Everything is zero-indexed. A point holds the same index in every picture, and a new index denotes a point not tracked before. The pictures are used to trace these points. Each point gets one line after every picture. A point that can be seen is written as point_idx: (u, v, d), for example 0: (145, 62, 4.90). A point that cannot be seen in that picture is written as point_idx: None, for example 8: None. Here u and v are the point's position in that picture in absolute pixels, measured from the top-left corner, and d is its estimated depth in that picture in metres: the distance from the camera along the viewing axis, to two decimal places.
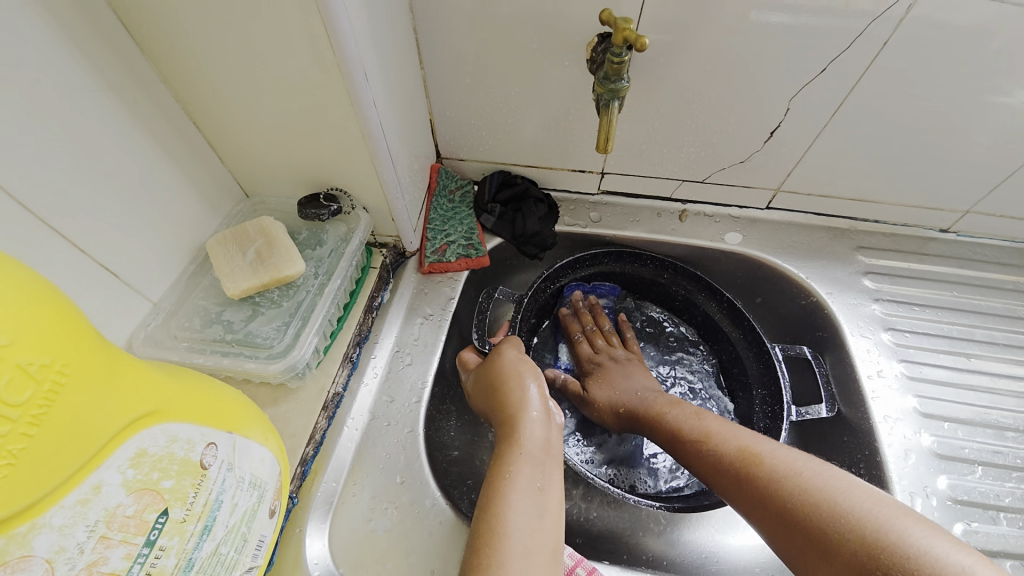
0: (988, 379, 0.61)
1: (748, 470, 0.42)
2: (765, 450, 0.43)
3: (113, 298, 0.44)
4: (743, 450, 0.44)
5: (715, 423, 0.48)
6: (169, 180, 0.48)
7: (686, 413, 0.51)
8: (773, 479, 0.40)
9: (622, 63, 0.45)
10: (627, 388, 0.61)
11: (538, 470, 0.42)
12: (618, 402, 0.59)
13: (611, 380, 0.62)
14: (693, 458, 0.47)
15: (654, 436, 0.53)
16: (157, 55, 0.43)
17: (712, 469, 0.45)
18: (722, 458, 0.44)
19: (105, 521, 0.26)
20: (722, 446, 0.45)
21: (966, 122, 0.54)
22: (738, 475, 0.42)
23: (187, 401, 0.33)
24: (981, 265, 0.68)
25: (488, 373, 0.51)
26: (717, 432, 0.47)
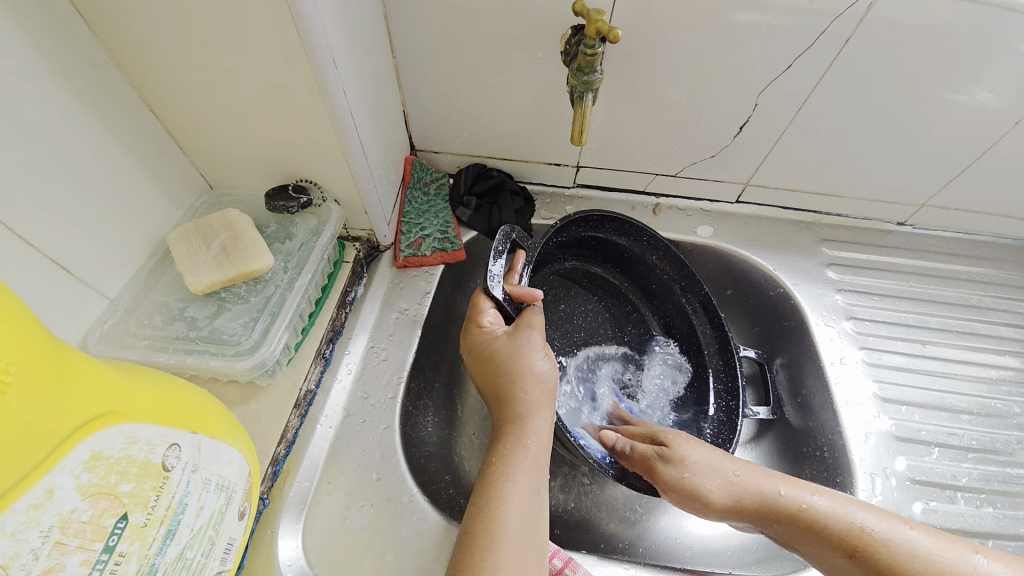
0: (942, 364, 0.65)
1: (859, 539, 0.41)
2: (858, 510, 0.42)
3: (64, 295, 0.41)
4: (836, 515, 0.42)
5: (778, 484, 0.46)
6: (125, 170, 0.46)
7: (744, 473, 0.47)
8: (883, 548, 0.40)
9: (595, 55, 0.45)
10: (703, 455, 0.49)
11: (537, 472, 0.41)
12: (712, 482, 0.47)
13: (679, 450, 0.49)
14: (772, 525, 0.45)
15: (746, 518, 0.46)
16: (110, 38, 0.41)
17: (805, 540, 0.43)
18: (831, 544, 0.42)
19: (60, 527, 0.25)
20: (812, 514, 0.43)
21: (922, 118, 0.57)
22: (837, 546, 0.41)
23: (147, 401, 0.31)
24: (937, 256, 0.71)
25: (494, 357, 0.45)
26: (802, 492, 0.45)
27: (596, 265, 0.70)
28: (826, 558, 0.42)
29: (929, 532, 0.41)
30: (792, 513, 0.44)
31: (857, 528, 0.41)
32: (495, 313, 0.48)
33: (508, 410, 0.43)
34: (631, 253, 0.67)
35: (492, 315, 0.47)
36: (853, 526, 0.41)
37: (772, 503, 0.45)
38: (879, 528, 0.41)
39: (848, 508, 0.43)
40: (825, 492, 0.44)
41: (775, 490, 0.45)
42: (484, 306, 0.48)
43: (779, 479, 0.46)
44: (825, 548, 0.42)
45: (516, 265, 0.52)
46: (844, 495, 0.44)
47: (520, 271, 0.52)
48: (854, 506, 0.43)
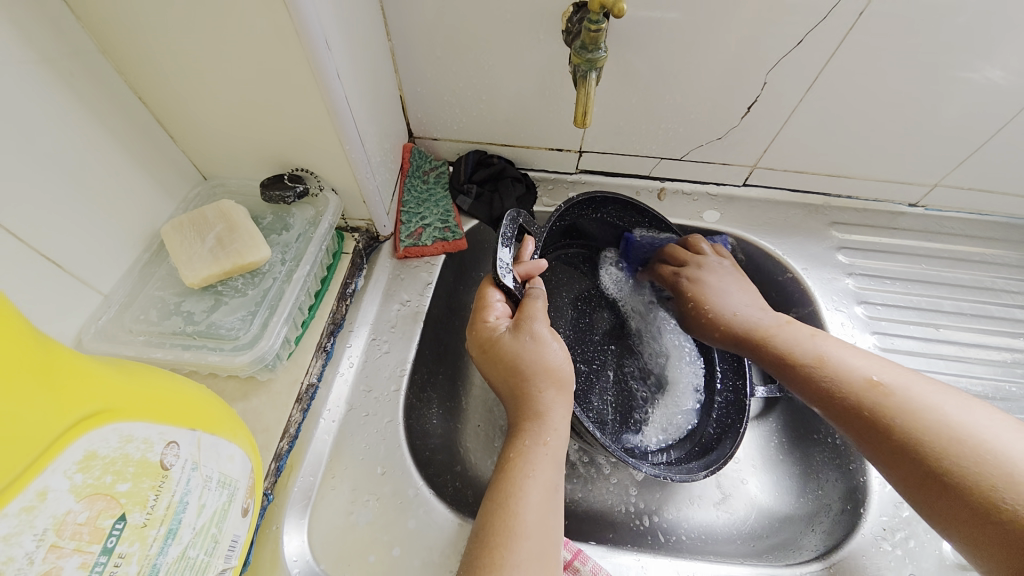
0: (956, 348, 0.63)
1: (854, 389, 0.44)
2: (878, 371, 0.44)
3: (56, 292, 0.40)
4: (838, 365, 0.46)
5: (820, 346, 0.48)
6: (115, 162, 0.45)
7: (783, 338, 0.51)
8: (862, 393, 0.43)
9: (599, 32, 0.44)
10: (739, 295, 0.57)
11: (556, 469, 0.40)
12: (725, 312, 0.56)
13: (713, 284, 0.58)
14: (805, 386, 0.47)
15: (758, 359, 0.52)
16: (95, 24, 0.39)
17: (800, 376, 0.48)
18: (818, 376, 0.46)
19: (54, 530, 0.24)
20: (863, 386, 0.43)
21: (938, 94, 0.55)
22: (843, 400, 0.44)
23: (145, 400, 0.30)
24: (948, 238, 0.70)
25: (504, 355, 0.44)
26: (866, 362, 0.45)
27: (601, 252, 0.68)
28: (831, 407, 0.45)
29: (924, 381, 0.42)
30: (805, 355, 0.48)
31: (892, 392, 0.42)
32: (502, 306, 0.47)
33: (525, 408, 0.42)
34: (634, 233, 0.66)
35: (498, 308, 0.47)
36: (914, 404, 0.41)
37: (770, 341, 0.51)
38: (933, 397, 0.41)
39: (916, 382, 0.42)
40: (867, 357, 0.46)
41: (829, 356, 0.47)
42: (492, 297, 0.47)
43: (828, 338, 0.49)
44: (852, 409, 0.43)
45: (525, 251, 0.51)
46: (925, 378, 0.43)
47: (529, 255, 0.51)
48: (904, 374, 0.44)
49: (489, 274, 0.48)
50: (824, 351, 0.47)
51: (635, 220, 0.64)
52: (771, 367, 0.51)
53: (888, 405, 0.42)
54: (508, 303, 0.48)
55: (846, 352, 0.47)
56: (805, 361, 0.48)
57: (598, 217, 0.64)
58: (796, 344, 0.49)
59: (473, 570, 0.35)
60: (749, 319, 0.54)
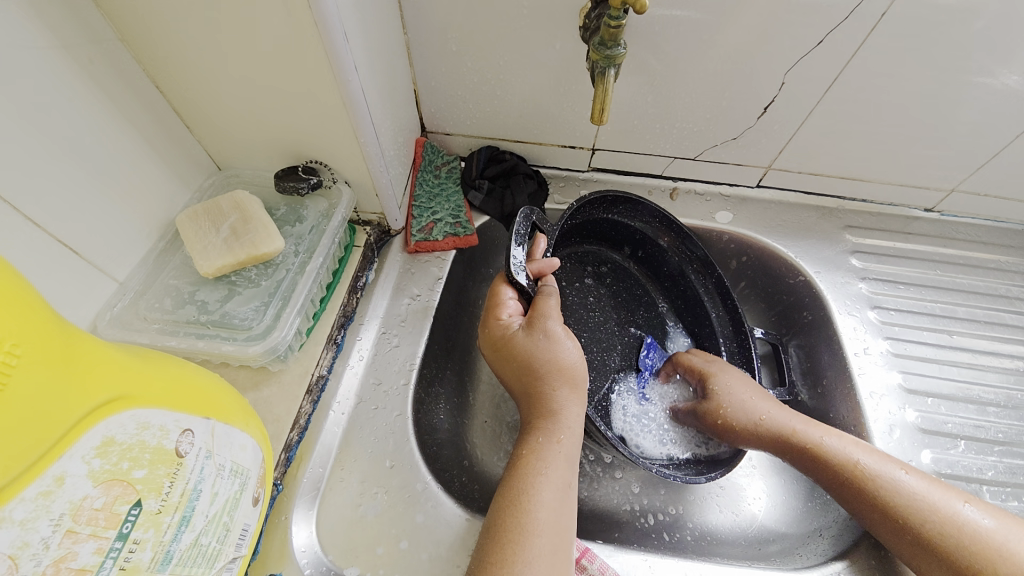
0: (969, 355, 0.63)
1: (884, 489, 0.45)
2: (891, 467, 0.46)
3: (72, 278, 0.41)
4: (840, 452, 0.47)
5: (841, 442, 0.48)
6: (132, 150, 0.45)
7: (800, 428, 0.50)
8: (899, 496, 0.44)
9: (619, 28, 0.43)
10: (744, 387, 0.55)
11: (568, 467, 0.41)
12: (752, 415, 0.53)
13: (730, 386, 0.55)
14: (819, 471, 0.48)
15: (778, 450, 0.51)
16: (114, 11, 0.39)
17: (829, 475, 0.47)
18: (840, 471, 0.47)
19: (70, 515, 0.24)
20: (876, 475, 0.45)
21: (960, 99, 0.54)
22: (861, 489, 0.45)
23: (161, 387, 0.30)
24: (963, 244, 0.69)
25: (517, 353, 0.44)
26: (889, 465, 0.46)
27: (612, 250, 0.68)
28: (862, 508, 0.46)
29: (937, 485, 0.45)
30: (819, 445, 0.48)
31: (920, 500, 0.43)
32: (514, 304, 0.47)
33: (538, 406, 0.43)
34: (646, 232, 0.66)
35: (511, 305, 0.47)
36: (915, 495, 0.44)
37: (792, 439, 0.50)
38: (960, 510, 0.42)
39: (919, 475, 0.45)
40: (857, 443, 0.48)
41: (857, 456, 0.47)
42: (504, 295, 0.47)
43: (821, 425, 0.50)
44: (880, 511, 0.44)
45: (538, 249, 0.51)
46: (945, 485, 0.45)
47: (542, 252, 0.51)
48: (923, 477, 0.45)
49: (502, 271, 0.48)
50: (849, 452, 0.47)
51: (648, 220, 0.64)
52: (780, 450, 0.51)
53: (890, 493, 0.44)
54: (520, 300, 0.48)
55: (857, 450, 0.47)
56: (811, 447, 0.49)
57: (610, 215, 0.63)
58: (824, 440, 0.48)
59: (483, 565, 0.35)
60: (767, 415, 0.52)
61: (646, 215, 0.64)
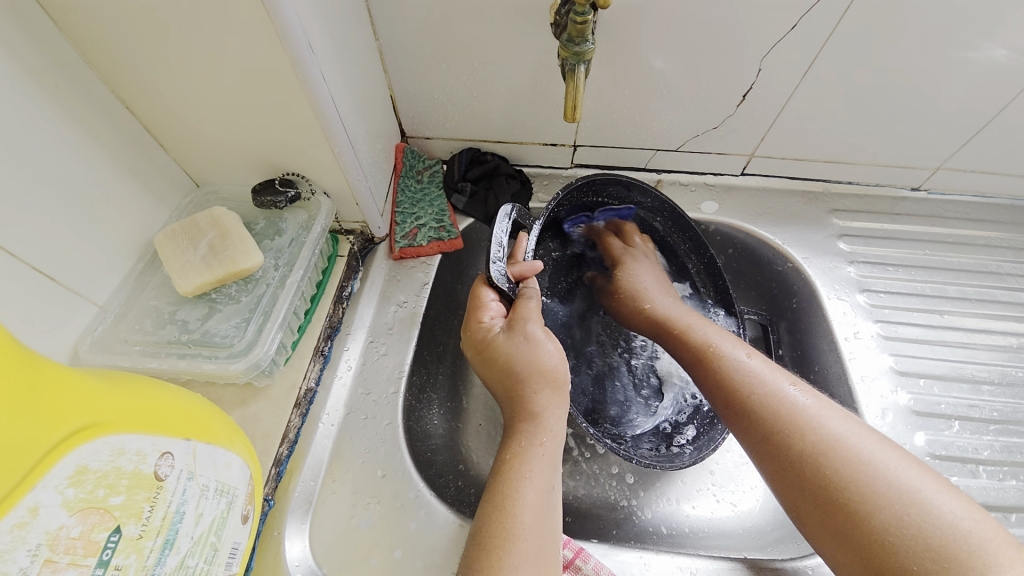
0: (962, 334, 0.62)
1: (776, 415, 0.42)
2: (824, 407, 0.42)
3: (50, 304, 0.40)
4: (757, 377, 0.45)
5: (764, 367, 0.46)
6: (105, 172, 0.44)
7: (734, 353, 0.48)
8: (808, 428, 0.40)
9: (586, 23, 0.43)
10: (654, 284, 0.61)
11: (553, 469, 0.40)
12: (641, 302, 0.59)
13: (639, 274, 0.61)
14: (730, 406, 0.45)
15: (693, 373, 0.50)
16: (77, 33, 0.39)
17: (721, 392, 0.46)
18: (752, 400, 0.44)
19: (47, 545, 0.24)
20: (798, 414, 0.41)
21: (938, 76, 0.53)
22: (741, 402, 0.44)
23: (138, 411, 0.30)
24: (952, 221, 0.68)
25: (497, 356, 0.43)
26: (803, 395, 0.43)
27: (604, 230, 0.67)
28: (735, 415, 0.44)
29: (872, 434, 0.39)
30: (740, 379, 0.45)
31: (822, 430, 0.40)
32: (497, 306, 0.47)
33: (520, 409, 0.42)
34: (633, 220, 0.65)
35: (492, 308, 0.46)
36: (851, 446, 0.38)
37: (715, 356, 0.48)
38: (864, 455, 0.38)
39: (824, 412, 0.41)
40: (816, 396, 0.43)
41: (762, 374, 0.45)
42: (486, 297, 0.46)
43: (770, 365, 0.46)
44: (763, 433, 0.42)
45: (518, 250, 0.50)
46: (885, 440, 0.39)
47: (524, 251, 0.50)
48: (840, 415, 0.41)
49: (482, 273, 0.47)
50: (757, 371, 0.45)
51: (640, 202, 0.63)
52: (716, 405, 0.47)
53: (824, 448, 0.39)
54: (502, 301, 0.48)
55: (794, 388, 0.43)
56: (749, 390, 0.44)
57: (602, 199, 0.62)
58: (751, 366, 0.46)
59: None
60: (675, 313, 0.56)
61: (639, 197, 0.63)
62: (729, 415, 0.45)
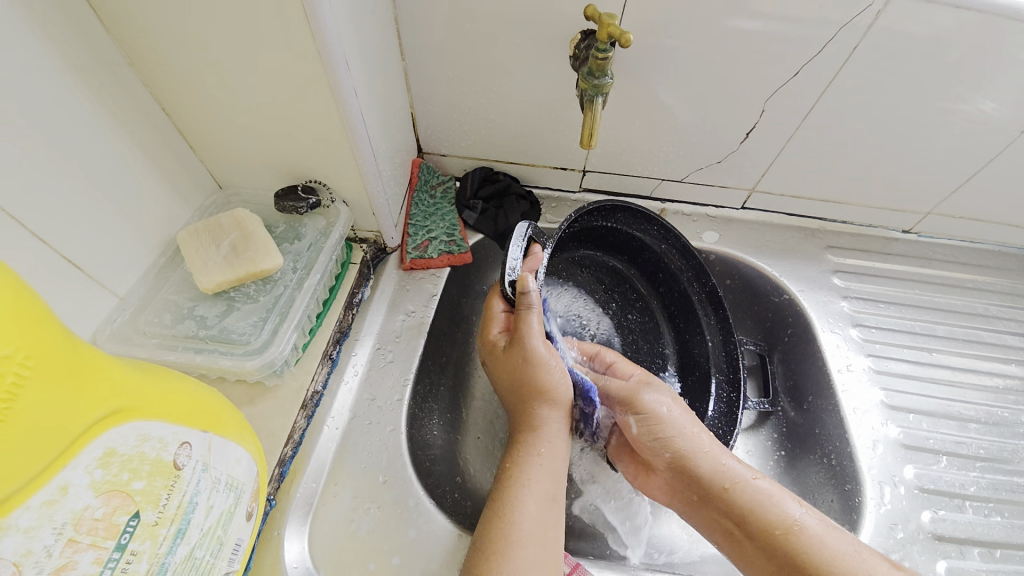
0: (949, 372, 0.65)
1: (779, 526, 0.43)
2: (788, 502, 0.45)
3: (74, 292, 0.41)
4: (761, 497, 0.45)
5: (742, 467, 0.48)
6: (136, 169, 0.46)
7: (728, 463, 0.48)
8: (791, 532, 0.43)
9: (607, 59, 0.46)
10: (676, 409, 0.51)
11: (553, 480, 0.42)
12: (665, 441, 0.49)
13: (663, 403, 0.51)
14: (734, 520, 0.45)
15: (693, 490, 0.48)
16: (126, 37, 0.41)
17: (728, 512, 0.46)
18: (750, 512, 0.45)
19: (72, 524, 0.25)
20: (773, 512, 0.44)
21: (930, 126, 0.57)
22: (750, 526, 0.44)
23: (161, 400, 0.31)
24: (941, 264, 0.71)
25: (506, 367, 0.46)
26: (784, 497, 0.45)
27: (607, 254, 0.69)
28: (739, 535, 0.45)
29: (848, 539, 0.42)
30: (704, 474, 0.48)
31: (816, 542, 0.42)
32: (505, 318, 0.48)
33: (525, 419, 0.44)
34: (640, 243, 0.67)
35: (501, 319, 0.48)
36: (835, 549, 0.41)
37: (717, 476, 0.47)
38: (871, 571, 0.40)
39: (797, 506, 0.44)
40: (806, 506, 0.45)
41: (753, 487, 0.46)
42: (495, 308, 0.48)
43: (726, 452, 0.49)
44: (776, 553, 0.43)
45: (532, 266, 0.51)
46: (862, 542, 0.43)
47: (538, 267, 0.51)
48: (834, 529, 0.43)
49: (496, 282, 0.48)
50: (767, 496, 0.45)
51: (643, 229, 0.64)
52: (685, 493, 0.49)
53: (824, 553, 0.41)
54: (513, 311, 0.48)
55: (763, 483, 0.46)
56: (753, 512, 0.44)
57: (607, 224, 0.64)
58: (732, 471, 0.47)
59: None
60: (683, 429, 0.50)
61: (642, 224, 0.65)
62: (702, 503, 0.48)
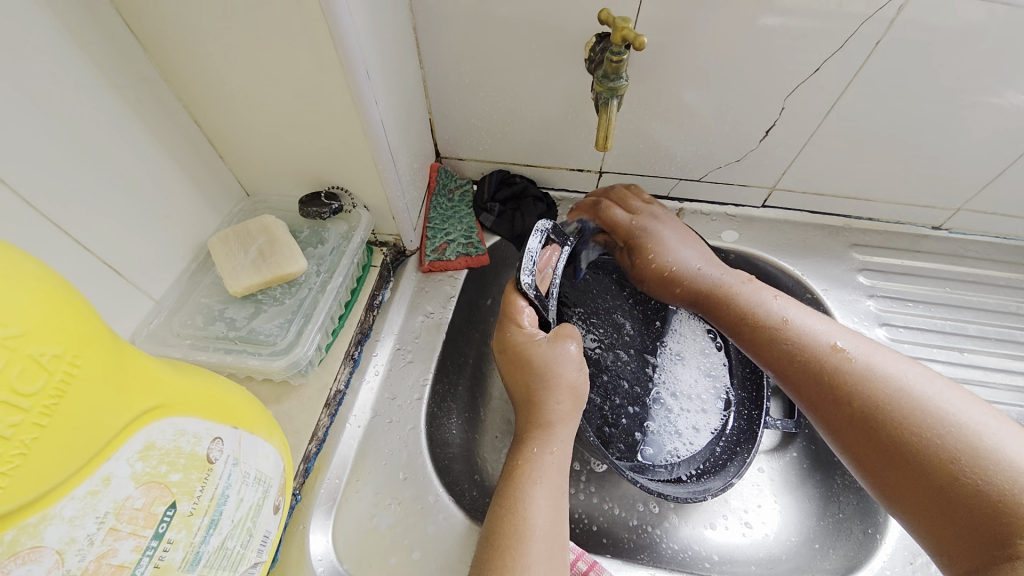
0: (982, 373, 0.62)
1: (804, 343, 0.46)
2: (816, 326, 0.47)
3: (114, 295, 0.44)
4: (785, 321, 0.48)
5: (771, 300, 0.50)
6: (171, 178, 0.48)
7: (753, 294, 0.51)
8: (817, 348, 0.45)
9: (621, 62, 0.46)
10: (690, 252, 0.57)
11: (560, 477, 0.42)
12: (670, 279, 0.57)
13: (665, 240, 0.58)
14: (761, 341, 0.48)
15: (718, 321, 0.53)
16: (162, 55, 0.44)
17: (758, 337, 0.49)
18: (780, 332, 0.47)
19: (114, 513, 0.27)
20: (801, 334, 0.46)
21: (961, 118, 0.55)
22: (775, 344, 0.47)
23: (194, 397, 0.33)
24: (973, 261, 0.69)
25: (535, 361, 0.46)
26: (815, 324, 0.47)
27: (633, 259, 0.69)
28: (770, 356, 0.47)
29: (883, 352, 0.43)
30: (763, 316, 0.49)
31: (846, 355, 0.43)
32: (530, 312, 0.48)
33: (534, 416, 0.44)
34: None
35: (528, 314, 0.48)
36: (892, 374, 0.41)
37: (753, 306, 0.50)
38: (903, 377, 0.41)
39: (862, 347, 0.44)
40: (846, 332, 0.46)
41: (784, 315, 0.48)
42: (519, 305, 0.48)
43: (798, 307, 0.49)
44: (806, 366, 0.45)
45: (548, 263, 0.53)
46: (896, 354, 0.43)
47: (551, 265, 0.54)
48: (869, 345, 0.44)
49: (511, 279, 0.49)
50: (793, 320, 0.48)
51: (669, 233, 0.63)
52: (743, 337, 0.50)
53: (911, 409, 0.39)
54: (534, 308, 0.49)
55: (809, 320, 0.48)
56: (782, 336, 0.47)
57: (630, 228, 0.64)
58: (768, 305, 0.50)
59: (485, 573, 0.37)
60: (713, 279, 0.54)
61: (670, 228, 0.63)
62: (775, 371, 0.47)
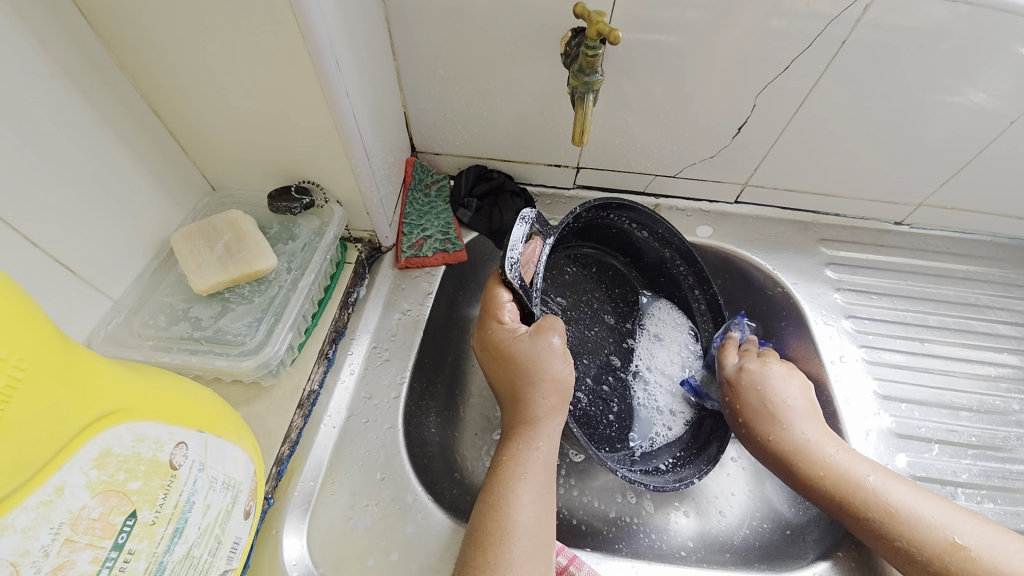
0: (941, 362, 0.65)
1: (847, 491, 0.47)
2: (852, 459, 0.48)
3: (67, 296, 0.41)
4: (839, 468, 0.48)
5: (814, 433, 0.51)
6: (130, 172, 0.46)
7: (801, 436, 0.51)
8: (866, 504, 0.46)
9: (597, 56, 0.46)
10: (785, 387, 0.54)
11: (546, 473, 0.43)
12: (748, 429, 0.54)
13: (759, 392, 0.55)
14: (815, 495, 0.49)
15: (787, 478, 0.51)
16: (116, 43, 0.41)
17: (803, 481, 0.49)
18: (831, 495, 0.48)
19: (69, 524, 0.25)
20: (843, 476, 0.48)
21: (922, 117, 0.57)
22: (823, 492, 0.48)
23: (156, 401, 0.31)
24: (933, 255, 0.72)
25: (519, 359, 0.45)
26: (851, 459, 0.48)
27: (611, 255, 0.68)
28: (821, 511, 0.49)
29: (910, 487, 0.46)
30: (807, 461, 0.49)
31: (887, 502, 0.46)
32: (512, 307, 0.47)
33: (521, 413, 0.45)
34: (643, 243, 0.65)
35: (509, 310, 0.47)
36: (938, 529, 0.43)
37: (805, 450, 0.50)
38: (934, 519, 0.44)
39: (893, 484, 0.46)
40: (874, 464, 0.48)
41: (823, 451, 0.49)
42: (501, 299, 0.47)
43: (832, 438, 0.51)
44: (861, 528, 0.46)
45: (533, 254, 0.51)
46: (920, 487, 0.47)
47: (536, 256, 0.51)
48: (899, 479, 0.47)
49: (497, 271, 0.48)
50: (834, 460, 0.49)
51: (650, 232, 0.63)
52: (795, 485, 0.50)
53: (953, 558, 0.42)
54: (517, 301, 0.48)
55: (845, 453, 0.49)
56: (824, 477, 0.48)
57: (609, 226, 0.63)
58: (807, 438, 0.51)
59: (470, 572, 0.37)
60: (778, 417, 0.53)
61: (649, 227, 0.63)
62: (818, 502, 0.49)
